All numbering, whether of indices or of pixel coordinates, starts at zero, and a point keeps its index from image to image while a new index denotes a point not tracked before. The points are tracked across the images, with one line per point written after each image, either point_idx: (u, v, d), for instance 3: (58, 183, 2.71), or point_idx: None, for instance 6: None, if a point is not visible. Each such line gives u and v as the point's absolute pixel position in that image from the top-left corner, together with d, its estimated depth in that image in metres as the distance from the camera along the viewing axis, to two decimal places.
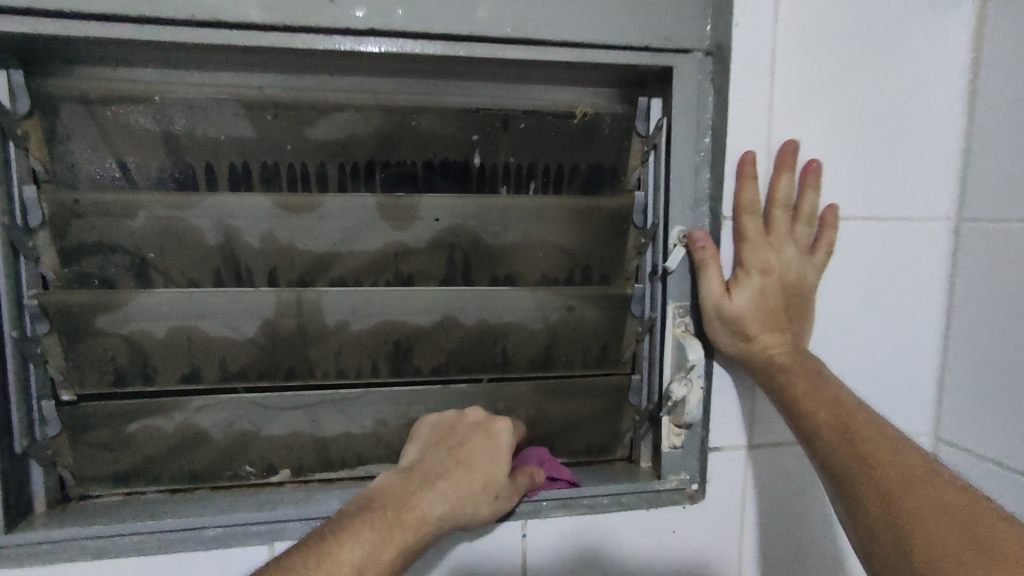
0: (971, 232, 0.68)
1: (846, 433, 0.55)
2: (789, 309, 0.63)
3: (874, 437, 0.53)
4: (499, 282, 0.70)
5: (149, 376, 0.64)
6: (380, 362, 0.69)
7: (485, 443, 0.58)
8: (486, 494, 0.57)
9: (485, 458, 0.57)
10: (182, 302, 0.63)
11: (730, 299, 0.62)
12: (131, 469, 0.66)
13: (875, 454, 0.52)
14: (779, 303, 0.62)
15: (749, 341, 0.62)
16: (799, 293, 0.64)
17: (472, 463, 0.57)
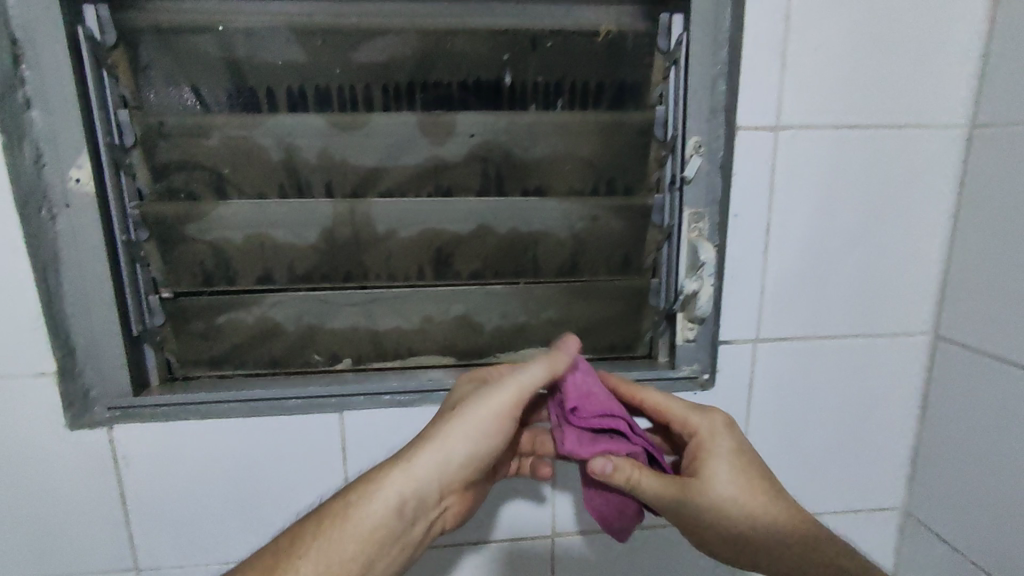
0: (984, 136, 0.70)
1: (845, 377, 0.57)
2: (743, 491, 0.62)
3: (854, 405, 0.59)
4: (530, 193, 0.77)
5: (231, 278, 0.75)
6: (424, 266, 0.78)
7: (453, 397, 0.67)
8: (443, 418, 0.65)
9: (449, 407, 0.65)
10: (252, 213, 0.73)
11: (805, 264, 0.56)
12: (222, 355, 0.77)
13: None
14: (718, 476, 0.63)
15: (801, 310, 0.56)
16: (745, 500, 0.62)
17: (443, 410, 0.66)
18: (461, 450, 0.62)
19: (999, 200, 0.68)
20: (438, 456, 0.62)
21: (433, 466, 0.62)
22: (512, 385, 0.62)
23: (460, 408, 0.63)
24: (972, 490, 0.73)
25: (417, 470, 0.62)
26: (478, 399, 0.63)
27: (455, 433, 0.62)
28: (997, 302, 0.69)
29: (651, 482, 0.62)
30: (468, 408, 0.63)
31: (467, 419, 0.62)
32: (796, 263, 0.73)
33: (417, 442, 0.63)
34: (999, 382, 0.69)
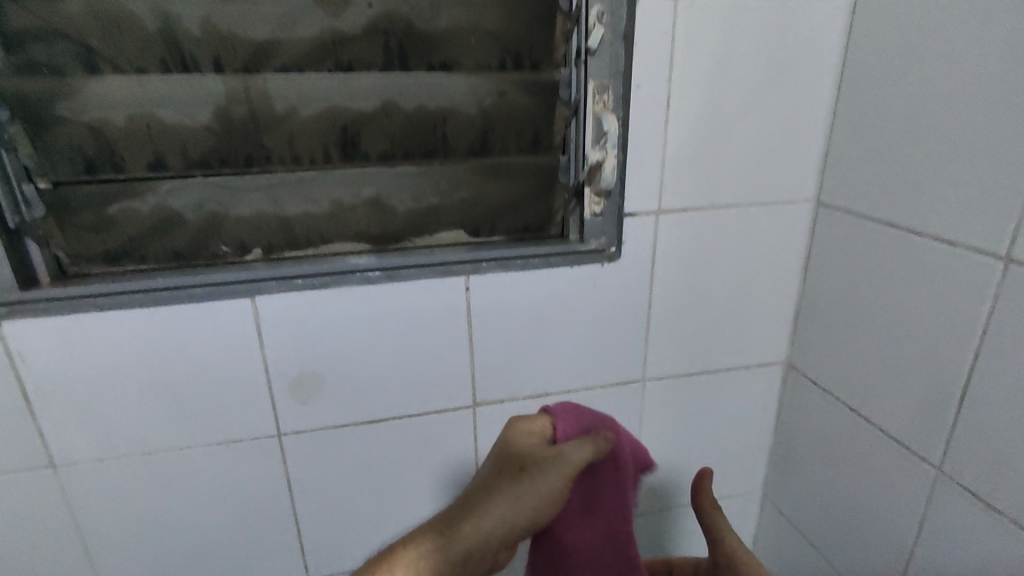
0: (866, 5, 0.74)
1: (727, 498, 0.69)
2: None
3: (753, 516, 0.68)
4: (436, 69, 0.75)
5: (118, 165, 0.70)
6: (330, 149, 0.75)
7: (504, 454, 0.64)
8: (511, 471, 0.61)
9: (504, 472, 0.62)
10: (134, 90, 0.67)
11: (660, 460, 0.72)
12: (118, 249, 0.73)
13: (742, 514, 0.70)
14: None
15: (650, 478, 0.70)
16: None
17: (501, 479, 0.61)
18: (528, 514, 0.59)
19: (875, 66, 0.73)
20: (495, 524, 0.58)
21: (500, 526, 0.58)
22: (574, 460, 0.61)
23: (530, 465, 0.61)
24: (838, 338, 0.83)
25: (490, 530, 0.58)
26: (543, 460, 0.61)
27: (532, 472, 0.61)
28: (871, 165, 0.75)
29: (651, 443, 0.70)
30: (535, 467, 0.61)
31: (532, 477, 0.60)
32: (695, 134, 0.76)
33: (474, 503, 0.60)
34: (864, 239, 0.77)
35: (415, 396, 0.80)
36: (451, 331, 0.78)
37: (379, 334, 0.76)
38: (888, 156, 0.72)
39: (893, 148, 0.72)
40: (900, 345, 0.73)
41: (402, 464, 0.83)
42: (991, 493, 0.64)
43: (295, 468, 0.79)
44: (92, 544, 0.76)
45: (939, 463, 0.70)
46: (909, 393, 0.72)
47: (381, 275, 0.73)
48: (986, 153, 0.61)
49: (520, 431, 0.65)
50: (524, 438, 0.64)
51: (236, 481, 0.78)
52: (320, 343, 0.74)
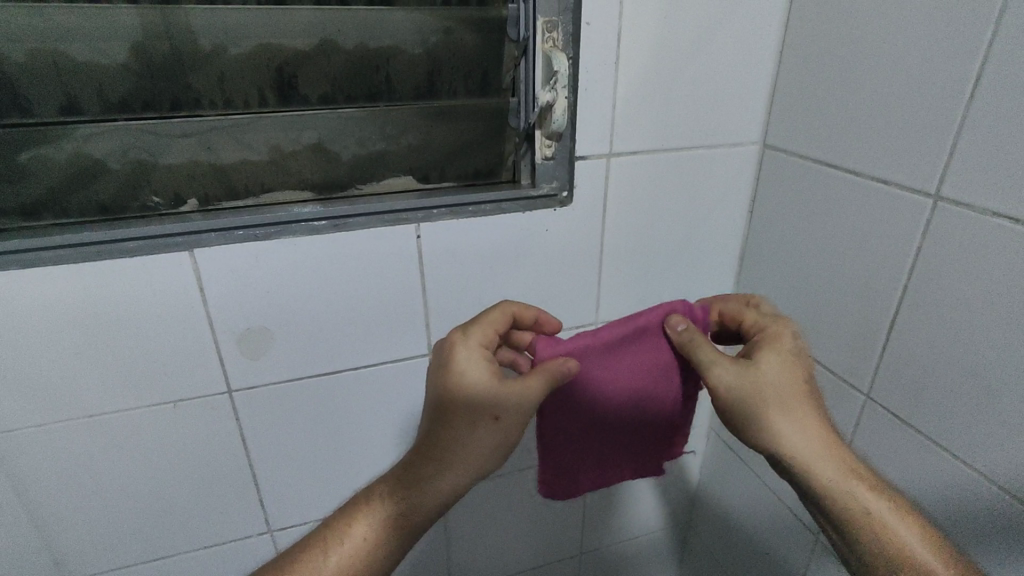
0: None
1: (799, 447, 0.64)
2: (789, 394, 0.65)
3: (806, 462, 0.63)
4: (376, 3, 0.70)
5: (24, 108, 0.64)
6: (265, 90, 0.71)
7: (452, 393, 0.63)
8: (481, 416, 0.62)
9: (452, 415, 0.63)
10: (36, 22, 0.61)
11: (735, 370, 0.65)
12: (35, 201, 0.68)
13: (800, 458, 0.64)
14: (771, 375, 0.65)
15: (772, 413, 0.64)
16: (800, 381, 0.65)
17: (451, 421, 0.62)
18: (497, 457, 0.63)
19: (821, 4, 0.73)
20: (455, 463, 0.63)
21: (474, 463, 0.63)
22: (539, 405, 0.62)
23: (498, 412, 0.62)
24: (780, 278, 0.86)
25: (466, 466, 0.63)
26: (514, 411, 0.62)
27: (479, 420, 0.62)
28: (813, 107, 0.76)
29: (709, 351, 0.66)
30: (506, 415, 0.62)
31: (488, 423, 0.62)
32: (645, 74, 0.76)
33: (430, 453, 0.63)
34: (805, 181, 0.79)
35: (368, 347, 0.79)
36: (403, 281, 0.77)
37: (329, 287, 0.74)
38: (830, 98, 0.73)
39: (835, 89, 0.73)
40: (836, 282, 0.77)
41: (357, 417, 0.83)
42: (911, 415, 0.70)
43: (248, 424, 0.78)
44: (35, 511, 0.74)
45: (868, 390, 0.75)
46: (843, 328, 0.77)
47: (327, 225, 0.71)
48: (923, 96, 0.62)
49: (462, 372, 0.63)
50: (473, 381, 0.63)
51: (187, 440, 0.76)
52: (267, 296, 0.72)
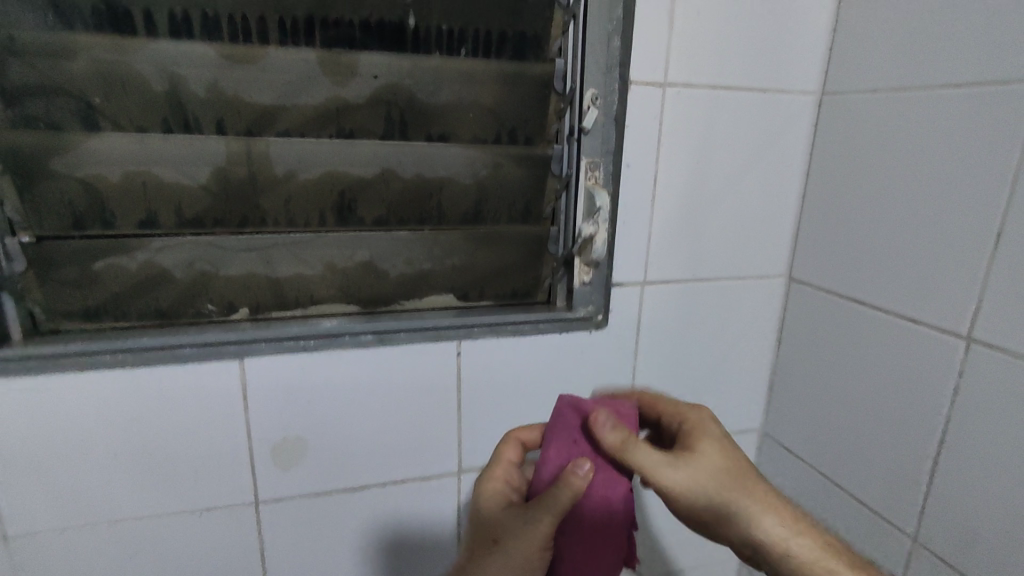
0: (831, 103, 0.81)
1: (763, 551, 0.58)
2: (737, 470, 0.59)
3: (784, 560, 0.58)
4: (434, 139, 0.77)
5: (108, 220, 0.69)
6: (326, 211, 0.76)
7: (494, 508, 0.60)
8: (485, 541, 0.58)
9: (495, 517, 0.59)
10: (134, 148, 0.67)
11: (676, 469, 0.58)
12: (100, 305, 0.71)
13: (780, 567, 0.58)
14: (707, 462, 0.59)
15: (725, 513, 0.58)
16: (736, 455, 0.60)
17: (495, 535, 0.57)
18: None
19: (841, 157, 0.80)
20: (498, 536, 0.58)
21: None
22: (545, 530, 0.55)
23: (501, 537, 0.57)
24: (812, 408, 0.86)
25: None
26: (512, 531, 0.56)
27: (496, 511, 0.60)
28: (836, 246, 0.81)
29: (644, 454, 0.57)
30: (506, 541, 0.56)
31: (510, 493, 0.61)
32: (680, 208, 0.81)
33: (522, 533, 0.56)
34: (834, 313, 0.82)
35: (399, 461, 0.78)
36: (441, 396, 0.78)
37: (367, 396, 0.75)
38: (855, 237, 0.78)
39: (860, 230, 0.77)
40: (871, 416, 0.77)
41: (381, 535, 0.80)
42: (964, 562, 0.67)
43: (270, 538, 0.76)
44: None
45: (914, 532, 0.72)
46: (883, 462, 0.75)
47: (372, 339, 0.73)
48: (949, 245, 0.66)
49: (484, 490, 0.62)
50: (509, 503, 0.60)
51: (206, 550, 0.73)
52: (307, 406, 0.73)
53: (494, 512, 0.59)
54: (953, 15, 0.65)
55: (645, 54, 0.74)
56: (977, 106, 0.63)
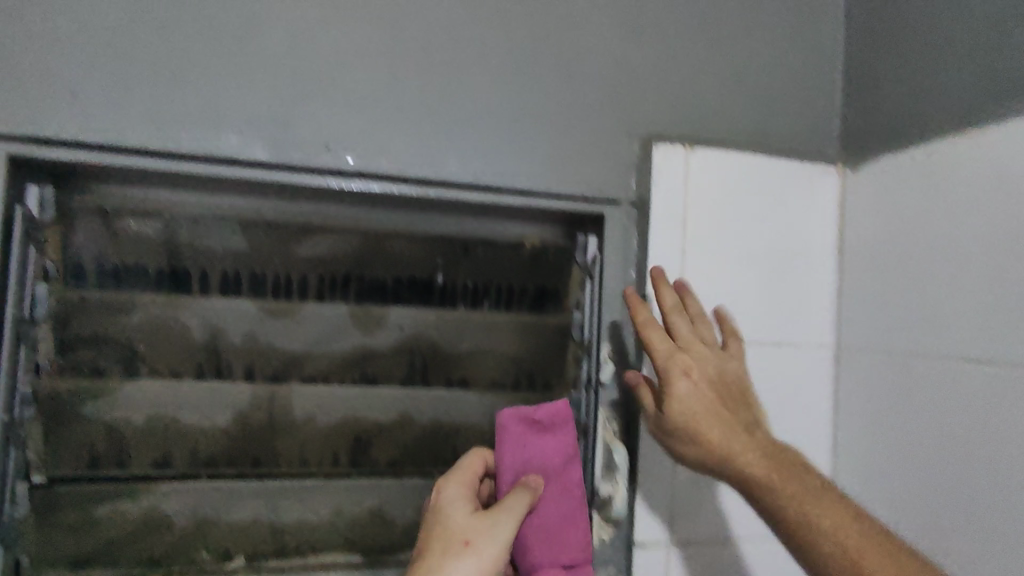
0: (851, 357, 0.81)
1: (770, 457, 0.63)
2: (722, 411, 0.66)
3: (788, 473, 0.61)
4: (454, 383, 0.79)
5: (121, 461, 0.69)
6: (340, 454, 0.76)
7: (432, 537, 0.58)
8: (453, 549, 0.56)
9: (439, 542, 0.57)
10: (164, 393, 0.70)
11: (680, 390, 0.66)
12: (91, 553, 0.68)
13: (786, 487, 0.60)
14: (699, 391, 0.66)
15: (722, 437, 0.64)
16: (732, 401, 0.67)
17: (439, 552, 0.56)
18: None
19: (872, 413, 0.78)
20: (461, 536, 0.57)
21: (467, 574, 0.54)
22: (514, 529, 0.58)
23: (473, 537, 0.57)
24: None
25: None
26: (483, 530, 0.58)
27: (455, 495, 0.62)
28: (885, 509, 0.75)
29: (672, 384, 0.66)
30: (479, 536, 0.57)
31: (462, 500, 0.61)
32: None
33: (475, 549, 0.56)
34: None
35: None
36: None
37: None
38: (904, 503, 0.73)
39: (908, 495, 0.73)
40: None
41: None
42: None
43: None
44: None
45: None
46: None
47: None
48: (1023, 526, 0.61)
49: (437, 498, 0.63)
50: (459, 504, 0.61)
51: None
52: None
53: (442, 529, 0.58)
54: (982, 293, 0.66)
55: (658, 313, 0.76)
56: (1015, 386, 0.62)
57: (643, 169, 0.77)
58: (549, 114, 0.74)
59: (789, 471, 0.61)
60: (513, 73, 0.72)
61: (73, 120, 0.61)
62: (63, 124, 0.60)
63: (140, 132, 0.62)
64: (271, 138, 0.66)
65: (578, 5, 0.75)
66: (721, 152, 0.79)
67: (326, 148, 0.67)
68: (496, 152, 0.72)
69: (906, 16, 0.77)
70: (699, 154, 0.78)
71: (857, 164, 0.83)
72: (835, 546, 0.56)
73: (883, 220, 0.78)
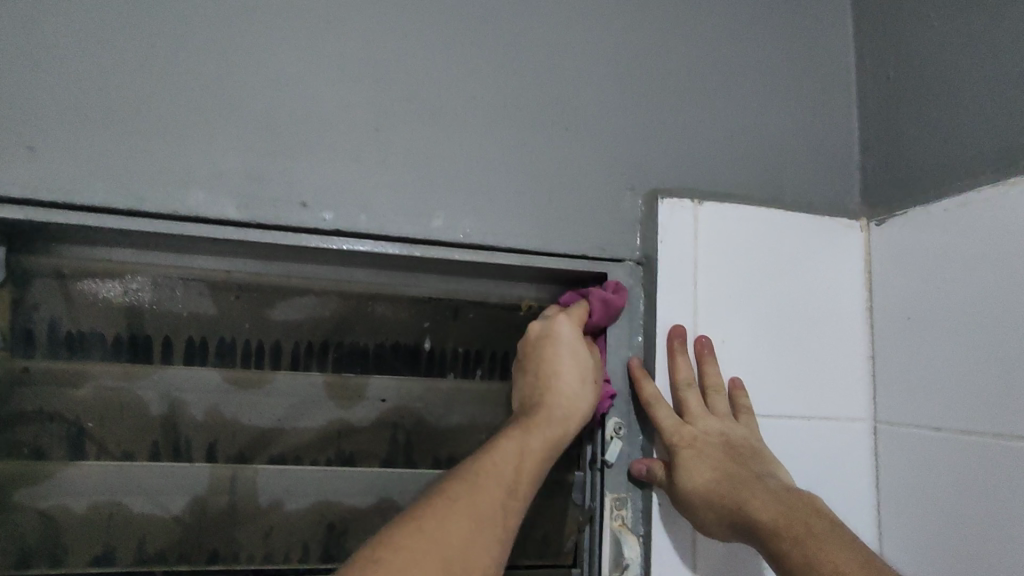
0: (888, 433, 0.72)
1: (779, 501, 0.57)
2: (734, 451, 0.63)
3: (800, 512, 0.55)
4: (441, 463, 0.71)
5: (57, 557, 0.61)
6: (310, 546, 0.67)
7: (556, 394, 0.61)
8: (581, 381, 0.62)
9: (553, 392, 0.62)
10: (111, 476, 0.62)
11: (679, 423, 0.64)
12: None
13: (793, 525, 0.54)
14: (703, 427, 0.64)
15: (725, 477, 0.60)
16: (748, 445, 0.64)
17: (558, 399, 0.61)
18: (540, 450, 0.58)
19: (913, 500, 0.68)
20: (582, 378, 0.63)
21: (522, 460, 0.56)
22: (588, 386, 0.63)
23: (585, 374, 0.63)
24: None
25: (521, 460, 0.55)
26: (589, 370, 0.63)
27: (569, 333, 0.64)
28: None
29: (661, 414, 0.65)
30: (584, 389, 0.62)
31: (579, 340, 0.64)
32: (725, 558, 0.67)
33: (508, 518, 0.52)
34: None
35: None
36: None
37: None
38: None
39: None
40: None
41: None
42: None
43: None
44: None
45: None
46: None
47: None
48: None
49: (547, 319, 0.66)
50: (576, 344, 0.64)
51: None
52: None
53: (557, 368, 0.62)
54: None
55: (667, 382, 0.69)
56: None
57: (648, 224, 0.71)
58: (545, 168, 0.69)
59: (799, 508, 0.55)
60: (506, 124, 0.68)
61: (24, 177, 0.56)
62: (13, 182, 0.55)
63: (98, 189, 0.57)
64: (241, 195, 0.61)
65: (575, 55, 0.71)
66: (732, 206, 0.73)
67: (302, 205, 0.62)
68: (487, 207, 0.67)
69: (924, 64, 0.73)
70: (708, 208, 0.73)
71: (882, 218, 0.76)
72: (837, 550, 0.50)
73: (914, 279, 0.71)
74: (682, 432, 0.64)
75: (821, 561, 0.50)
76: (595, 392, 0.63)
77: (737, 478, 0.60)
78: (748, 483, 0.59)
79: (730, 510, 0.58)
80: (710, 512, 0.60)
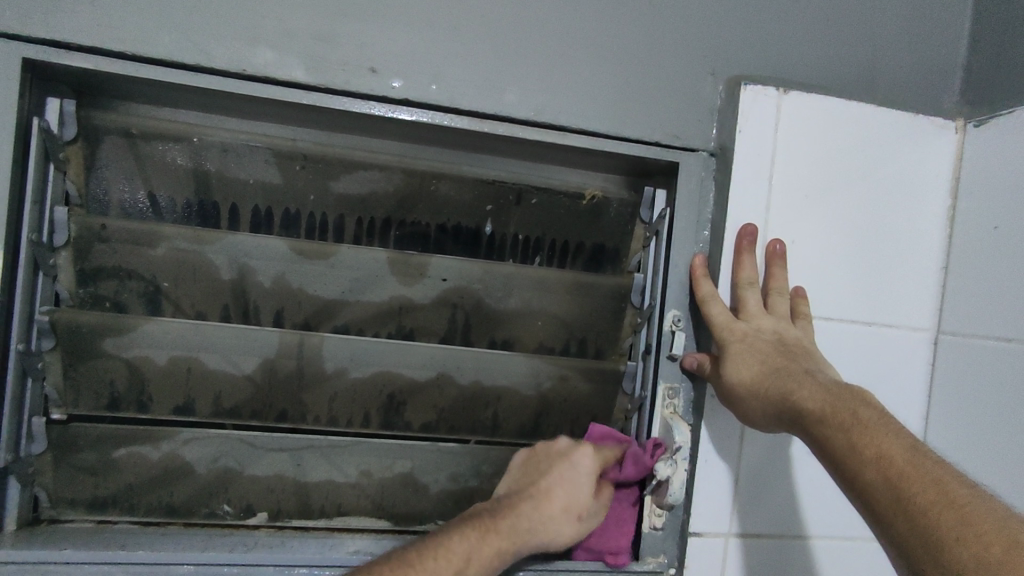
0: (950, 343, 0.71)
1: (826, 390, 0.56)
2: (784, 346, 0.62)
3: (846, 399, 0.54)
4: (497, 344, 0.73)
5: (143, 404, 0.65)
6: (372, 413, 0.71)
7: (538, 500, 0.60)
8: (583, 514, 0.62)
9: (534, 501, 0.60)
10: (189, 333, 0.65)
11: (728, 318, 0.64)
12: (109, 495, 0.65)
13: (838, 411, 0.53)
14: (755, 324, 0.64)
15: (771, 368, 0.60)
16: (800, 344, 0.63)
17: (535, 516, 0.60)
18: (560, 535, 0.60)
19: (967, 409, 0.68)
20: (566, 509, 0.61)
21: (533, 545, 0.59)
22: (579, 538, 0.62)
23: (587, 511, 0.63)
24: None
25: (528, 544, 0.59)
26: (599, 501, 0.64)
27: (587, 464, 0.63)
28: None
29: (714, 308, 0.65)
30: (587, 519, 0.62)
31: (592, 475, 0.62)
32: (768, 448, 0.70)
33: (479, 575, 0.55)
34: None
35: None
36: None
37: None
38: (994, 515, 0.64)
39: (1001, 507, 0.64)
40: None
41: None
42: None
43: None
44: None
45: None
46: None
47: None
48: None
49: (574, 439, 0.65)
50: (584, 477, 0.62)
51: None
52: None
53: (551, 485, 0.61)
54: None
55: (728, 282, 0.67)
56: None
57: (727, 112, 0.67)
58: (624, 44, 0.64)
59: (846, 396, 0.54)
60: None
61: (92, 24, 0.54)
62: (82, 29, 0.54)
63: (165, 41, 0.56)
64: (309, 56, 0.58)
65: None
66: (819, 98, 0.68)
67: (370, 70, 0.59)
68: (560, 84, 0.63)
69: None
70: (792, 98, 0.68)
71: (982, 118, 0.71)
72: (884, 436, 0.49)
73: (1007, 186, 0.67)
74: (732, 327, 0.63)
75: (864, 445, 0.49)
76: (574, 529, 0.61)
77: (782, 370, 0.59)
78: (794, 375, 0.59)
79: (773, 400, 0.58)
80: (753, 403, 0.60)
